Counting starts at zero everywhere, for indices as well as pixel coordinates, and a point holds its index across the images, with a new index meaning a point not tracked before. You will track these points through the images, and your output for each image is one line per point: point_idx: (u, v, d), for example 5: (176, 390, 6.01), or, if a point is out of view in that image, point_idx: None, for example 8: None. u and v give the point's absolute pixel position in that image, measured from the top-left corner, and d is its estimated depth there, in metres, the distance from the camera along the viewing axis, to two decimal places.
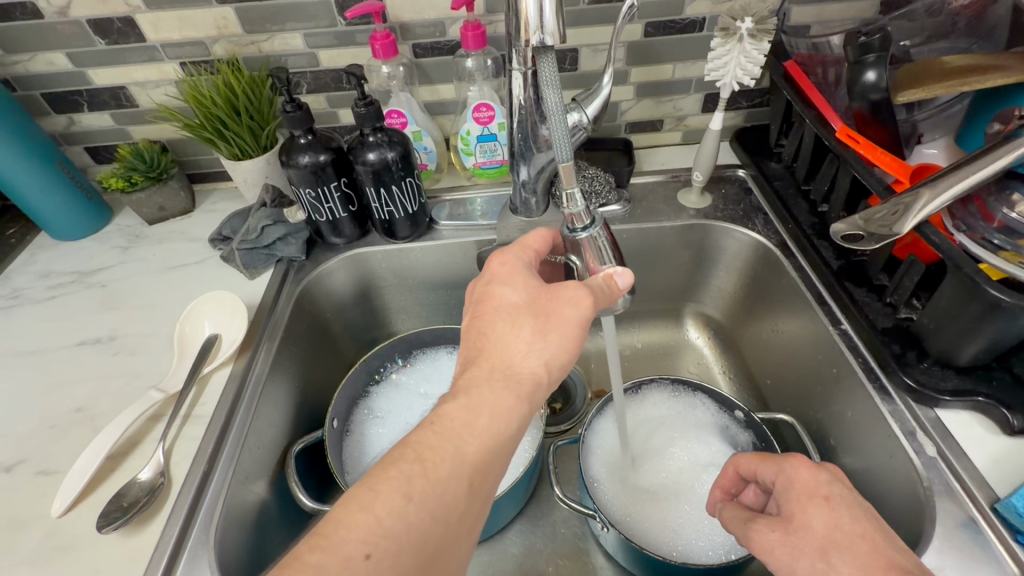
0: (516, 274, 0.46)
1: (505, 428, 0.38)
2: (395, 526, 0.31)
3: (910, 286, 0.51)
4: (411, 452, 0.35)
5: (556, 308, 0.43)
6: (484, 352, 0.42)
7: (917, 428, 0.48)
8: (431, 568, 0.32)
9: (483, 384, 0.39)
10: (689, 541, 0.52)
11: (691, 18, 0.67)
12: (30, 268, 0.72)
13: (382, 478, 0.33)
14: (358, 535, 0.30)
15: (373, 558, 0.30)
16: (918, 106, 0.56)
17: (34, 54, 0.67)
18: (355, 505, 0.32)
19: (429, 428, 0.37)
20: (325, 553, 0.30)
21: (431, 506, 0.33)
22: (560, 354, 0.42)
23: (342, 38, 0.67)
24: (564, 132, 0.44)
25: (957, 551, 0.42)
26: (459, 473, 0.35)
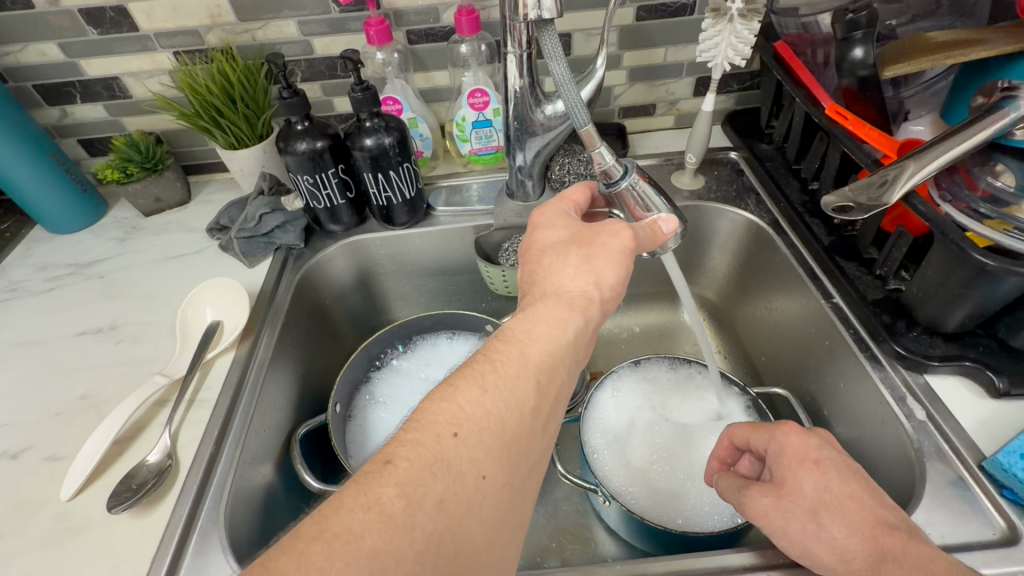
0: (556, 219, 0.47)
1: (564, 335, 0.39)
2: (476, 411, 0.33)
3: (899, 257, 0.52)
4: (481, 355, 0.37)
5: (596, 240, 0.44)
6: (535, 282, 0.43)
7: (907, 394, 0.50)
8: (513, 450, 0.34)
9: (537, 303, 0.41)
10: (692, 509, 0.54)
11: (682, 1, 0.68)
12: (26, 261, 0.72)
13: (458, 377, 0.35)
14: (444, 418, 0.33)
15: (461, 437, 0.32)
16: (903, 82, 0.58)
17: (25, 45, 0.67)
18: (437, 397, 0.34)
19: (496, 337, 0.38)
20: (419, 431, 0.32)
21: (503, 397, 0.35)
22: (609, 276, 0.43)
23: (336, 26, 0.68)
24: (578, 100, 0.45)
25: (947, 509, 0.43)
26: (526, 371, 0.36)
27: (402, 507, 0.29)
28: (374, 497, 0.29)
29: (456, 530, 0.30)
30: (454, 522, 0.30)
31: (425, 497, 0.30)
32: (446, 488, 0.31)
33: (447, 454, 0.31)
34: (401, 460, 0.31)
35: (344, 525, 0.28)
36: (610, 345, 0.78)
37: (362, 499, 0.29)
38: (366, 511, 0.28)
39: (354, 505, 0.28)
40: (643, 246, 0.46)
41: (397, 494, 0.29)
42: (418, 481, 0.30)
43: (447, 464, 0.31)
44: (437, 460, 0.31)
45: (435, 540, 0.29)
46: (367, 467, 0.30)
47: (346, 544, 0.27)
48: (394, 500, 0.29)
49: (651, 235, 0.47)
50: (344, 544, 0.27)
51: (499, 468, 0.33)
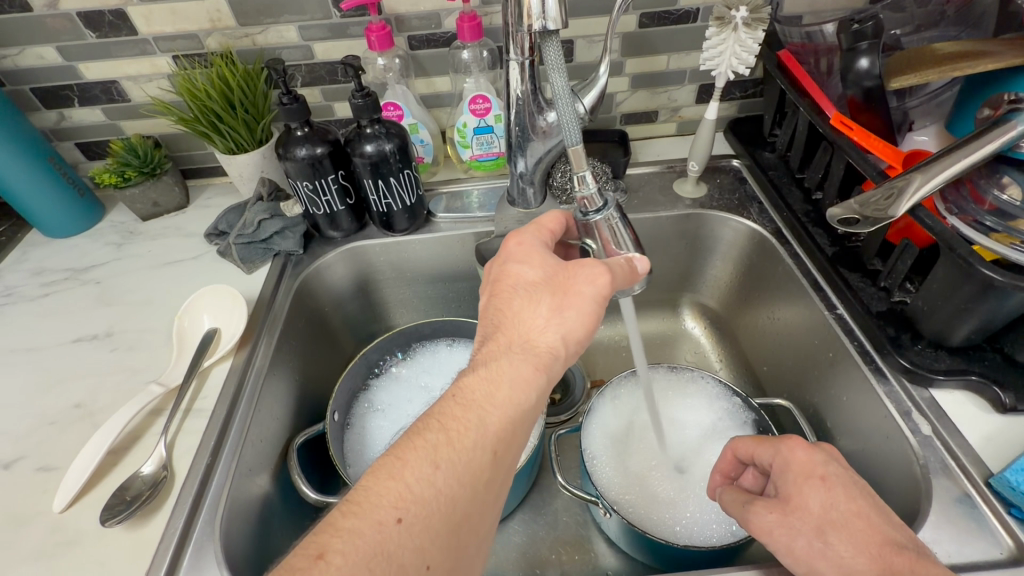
0: (533, 253, 0.45)
1: (524, 399, 0.39)
2: (424, 492, 0.33)
3: (903, 269, 0.52)
4: (435, 423, 0.36)
5: (572, 286, 0.43)
6: (501, 328, 0.42)
7: (912, 408, 0.49)
8: (461, 531, 0.34)
9: (500, 358, 0.40)
10: (691, 517, 0.53)
11: (685, 9, 0.67)
12: (22, 266, 0.71)
13: (408, 449, 0.34)
14: (388, 501, 0.32)
15: (405, 523, 0.31)
16: (908, 93, 0.57)
17: (23, 48, 0.66)
18: (383, 473, 0.33)
19: (451, 399, 0.37)
20: (359, 517, 0.31)
21: (456, 474, 0.34)
22: (578, 328, 0.42)
23: (336, 31, 0.67)
24: (573, 116, 0.45)
25: (953, 526, 0.43)
26: (482, 441, 0.36)
27: None
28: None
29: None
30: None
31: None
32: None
33: (388, 545, 0.31)
34: (334, 556, 0.29)
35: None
36: (610, 353, 0.77)
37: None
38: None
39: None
40: (618, 285, 0.45)
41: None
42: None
43: (387, 556, 0.30)
44: (376, 553, 0.30)
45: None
46: (298, 563, 0.29)
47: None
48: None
49: (626, 273, 0.47)
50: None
51: (444, 554, 0.32)
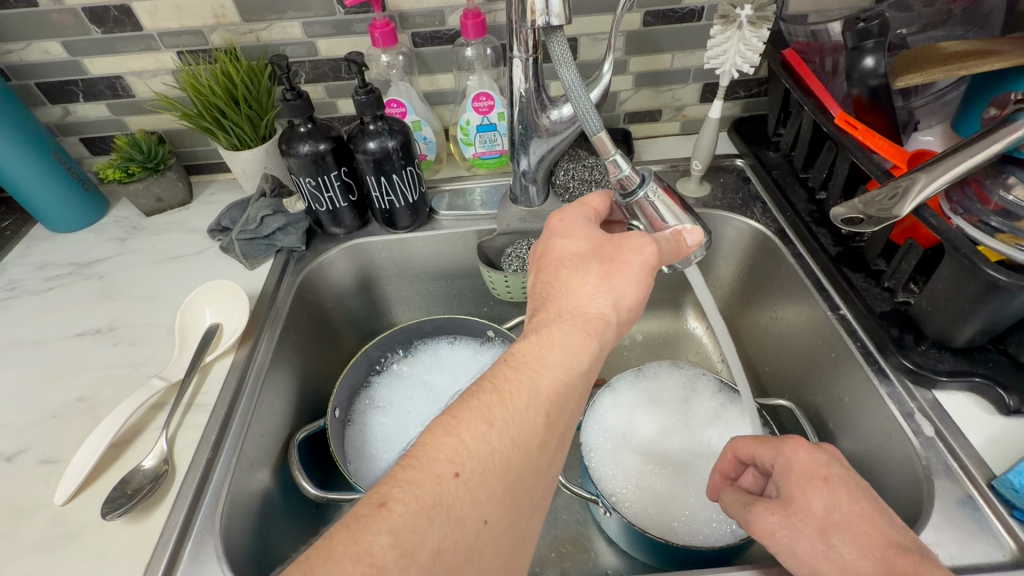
0: (577, 227, 0.46)
1: (578, 364, 0.38)
2: (479, 449, 0.33)
3: (908, 269, 0.52)
4: (489, 384, 0.36)
5: (619, 255, 0.42)
6: (552, 295, 0.41)
7: (915, 409, 0.49)
8: (516, 490, 0.34)
9: (552, 324, 0.39)
10: (691, 515, 0.53)
11: (690, 7, 0.67)
12: (25, 260, 0.71)
13: (463, 408, 0.34)
14: (445, 457, 0.32)
15: (462, 477, 0.32)
16: (914, 93, 0.57)
17: (28, 43, 0.66)
18: (440, 431, 0.33)
19: (504, 363, 0.37)
20: (417, 470, 0.31)
21: (511, 435, 0.34)
22: (629, 295, 0.41)
23: (340, 27, 0.67)
24: (590, 105, 0.44)
25: (955, 529, 0.43)
26: (535, 405, 0.35)
27: (395, 558, 0.28)
28: (366, 546, 0.28)
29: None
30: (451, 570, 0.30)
31: (419, 548, 0.29)
32: (444, 536, 0.30)
33: (446, 498, 0.31)
34: (395, 504, 0.30)
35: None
36: (611, 352, 0.77)
37: (352, 548, 0.28)
38: (355, 563, 0.27)
39: (344, 554, 0.27)
40: (667, 258, 0.45)
41: (390, 543, 0.28)
42: (415, 529, 0.29)
43: (446, 508, 0.30)
44: (434, 504, 0.30)
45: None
46: (359, 511, 0.29)
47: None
48: (386, 549, 0.28)
49: (677, 244, 0.46)
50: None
51: (499, 511, 0.33)
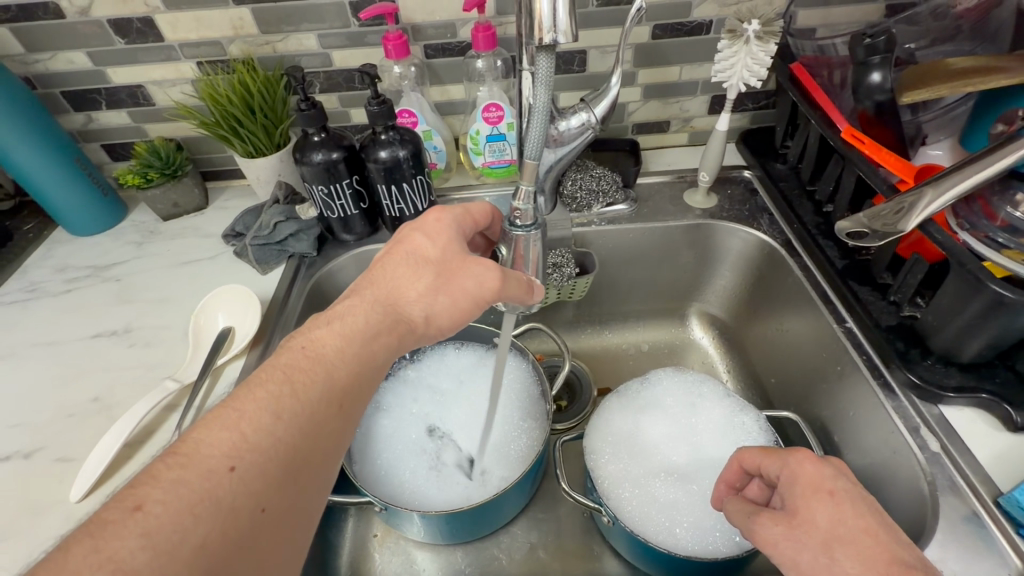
0: (442, 232, 0.46)
1: (372, 362, 0.40)
2: (263, 442, 0.32)
3: (914, 284, 0.52)
4: (281, 374, 0.36)
5: (457, 277, 0.44)
6: (377, 290, 0.43)
7: (920, 424, 0.49)
8: (301, 474, 0.34)
9: (361, 315, 0.41)
10: (695, 521, 0.53)
11: (698, 21, 0.68)
12: (46, 263, 0.73)
13: (248, 400, 0.34)
14: (221, 451, 0.31)
15: (238, 471, 0.31)
16: (921, 108, 0.57)
17: (54, 53, 0.68)
18: (216, 425, 0.32)
19: (301, 355, 0.38)
20: (184, 470, 0.30)
21: (299, 423, 0.34)
22: (444, 314, 0.44)
23: (354, 39, 0.69)
24: (540, 133, 0.50)
25: (960, 545, 0.42)
26: (326, 396, 0.36)
27: (146, 559, 0.26)
28: (110, 552, 0.25)
29: (221, 570, 0.28)
30: (219, 562, 0.28)
31: (180, 544, 0.27)
32: (211, 528, 0.28)
33: (216, 491, 0.29)
34: (154, 506, 0.28)
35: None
36: (616, 361, 0.77)
37: (93, 556, 0.25)
38: (95, 571, 0.25)
39: (84, 565, 0.25)
40: (507, 298, 0.46)
41: (142, 545, 0.26)
42: (175, 526, 0.27)
43: (215, 503, 0.29)
44: (203, 499, 0.29)
45: None
46: (107, 516, 0.27)
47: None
48: (136, 552, 0.26)
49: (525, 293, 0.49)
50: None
51: (279, 496, 0.32)
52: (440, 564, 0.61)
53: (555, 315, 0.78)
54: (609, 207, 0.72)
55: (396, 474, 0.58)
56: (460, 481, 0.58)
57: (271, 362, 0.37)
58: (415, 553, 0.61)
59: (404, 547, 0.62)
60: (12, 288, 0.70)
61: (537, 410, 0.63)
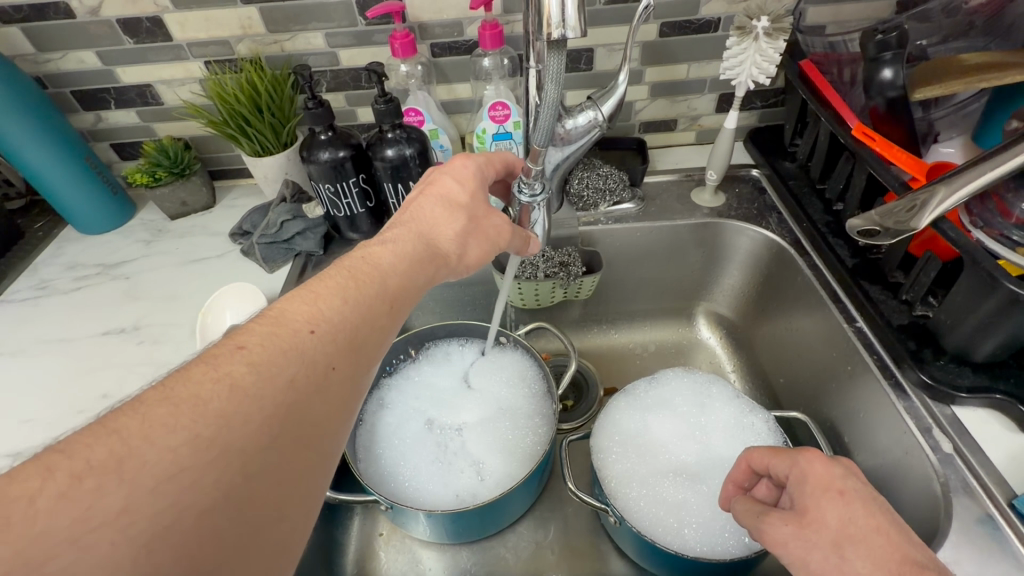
0: (472, 178, 0.46)
1: (418, 279, 0.40)
2: (333, 317, 0.33)
3: (926, 282, 0.51)
4: (346, 270, 0.37)
5: (485, 220, 0.45)
6: (420, 218, 0.43)
7: (933, 425, 0.48)
8: (364, 351, 0.35)
9: (408, 240, 0.41)
10: (702, 522, 0.53)
11: (707, 18, 0.67)
12: (56, 260, 0.74)
13: (320, 285, 0.35)
14: (302, 316, 0.32)
15: (317, 334, 0.32)
16: (934, 105, 0.56)
17: (64, 53, 0.69)
18: (297, 300, 0.34)
19: (359, 261, 0.38)
20: (274, 325, 0.31)
21: (362, 309, 0.35)
22: (474, 252, 0.45)
23: (361, 38, 0.69)
24: (549, 123, 0.50)
25: (975, 547, 0.42)
26: (383, 294, 0.37)
27: (252, 381, 0.28)
28: (223, 373, 0.28)
29: (306, 405, 0.30)
30: (301, 400, 0.30)
31: (276, 372, 0.29)
32: (299, 370, 0.30)
33: (300, 344, 0.31)
34: (253, 345, 0.30)
35: (190, 390, 0.27)
36: (623, 360, 0.77)
37: (211, 374, 0.28)
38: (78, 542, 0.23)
39: (202, 378, 0.27)
40: (511, 247, 0.49)
41: (248, 371, 0.28)
42: (272, 364, 0.29)
43: (301, 354, 0.31)
44: (291, 348, 0.30)
45: (281, 411, 0.29)
46: (214, 350, 0.29)
47: (193, 406, 0.26)
48: (244, 372, 0.28)
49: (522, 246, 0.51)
50: (191, 406, 0.26)
51: (349, 363, 0.33)
52: (446, 562, 0.61)
53: (561, 314, 0.78)
54: (616, 206, 0.71)
55: (401, 473, 0.58)
56: (467, 476, 0.58)
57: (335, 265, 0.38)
58: (421, 552, 0.61)
59: (410, 546, 0.62)
60: (22, 286, 0.71)
61: (545, 407, 0.62)
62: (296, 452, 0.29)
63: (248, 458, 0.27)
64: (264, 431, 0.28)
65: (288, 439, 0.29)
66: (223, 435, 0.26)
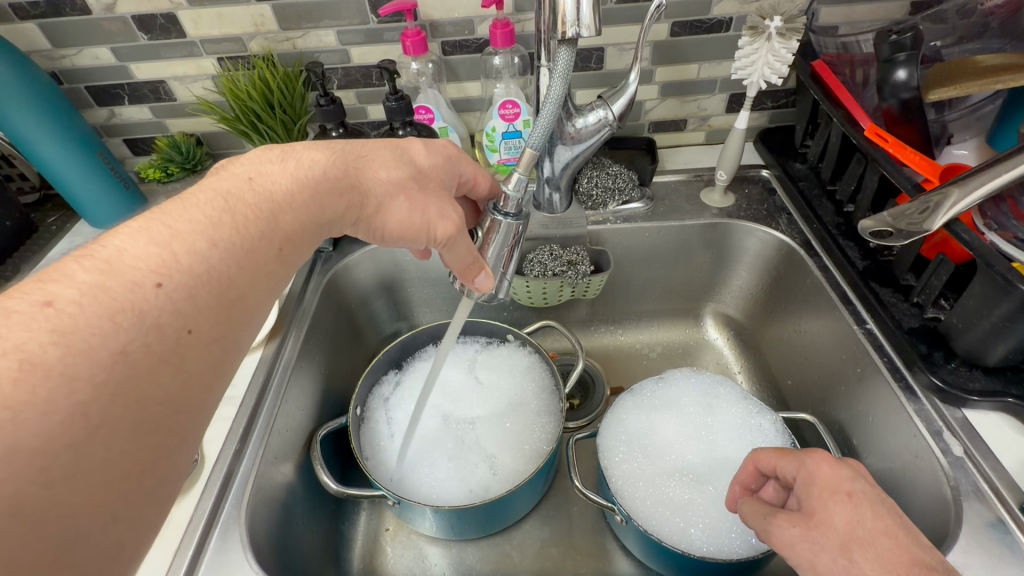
0: (441, 155, 0.48)
1: (316, 216, 0.41)
2: (195, 265, 0.33)
3: (938, 285, 0.51)
4: (224, 203, 0.37)
5: (434, 190, 0.47)
6: (347, 153, 0.45)
7: (943, 428, 0.48)
8: (232, 307, 0.35)
9: (321, 172, 0.42)
10: (709, 522, 0.53)
11: (718, 18, 0.67)
12: (69, 254, 0.75)
13: (181, 220, 0.34)
14: (147, 266, 0.31)
15: (166, 289, 0.31)
16: (947, 106, 0.56)
17: (80, 49, 0.70)
18: (144, 240, 0.32)
19: (247, 184, 0.39)
20: (108, 277, 0.29)
21: (232, 256, 0.35)
22: (395, 214, 0.45)
23: (373, 36, 0.69)
24: (546, 127, 0.47)
25: (984, 550, 0.42)
26: (269, 236, 0.38)
27: (58, 357, 0.26)
28: (19, 346, 0.25)
29: (140, 381, 0.29)
30: (141, 371, 0.29)
31: (98, 348, 0.27)
32: (134, 337, 0.29)
33: (141, 303, 0.30)
34: (67, 305, 0.27)
35: None
36: (630, 360, 0.77)
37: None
38: None
39: None
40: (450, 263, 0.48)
41: (53, 342, 0.26)
42: (91, 328, 0.27)
43: (142, 315, 0.29)
44: (126, 309, 0.29)
45: (103, 387, 0.27)
46: (11, 309, 0.26)
47: None
48: (46, 347, 0.26)
49: (467, 269, 0.48)
50: None
51: (209, 324, 0.33)
52: (451, 559, 0.61)
53: (568, 314, 0.78)
54: (625, 205, 0.71)
55: (412, 471, 0.59)
56: (477, 470, 0.58)
57: (214, 185, 0.38)
58: (427, 548, 0.62)
59: (415, 541, 0.62)
60: (36, 279, 0.72)
61: (553, 404, 0.63)
62: (125, 433, 0.28)
63: (52, 459, 0.25)
64: (76, 423, 0.26)
65: (115, 424, 0.27)
66: (10, 433, 0.24)
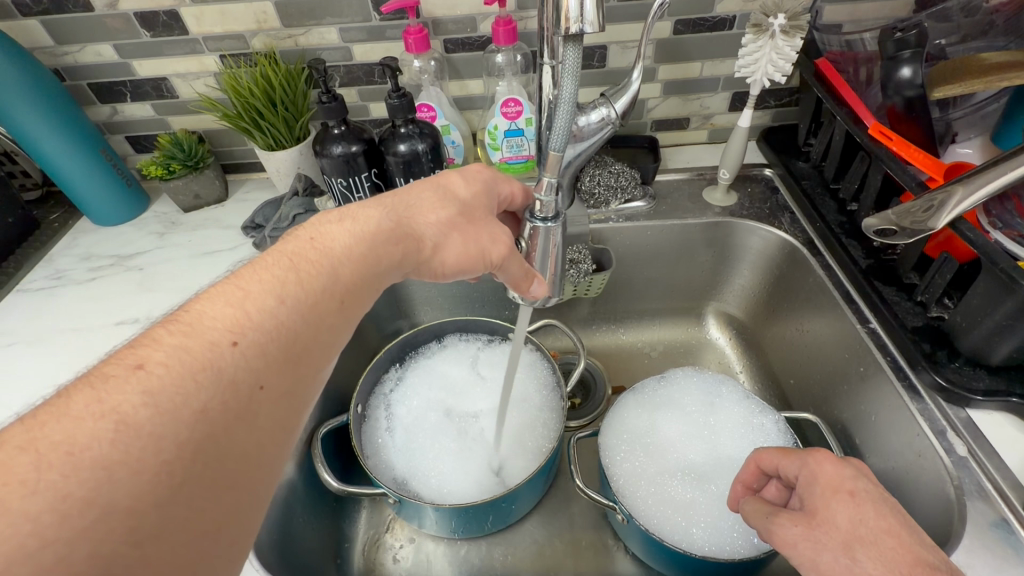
0: (479, 182, 0.46)
1: (377, 264, 0.38)
2: (264, 321, 0.31)
3: (942, 284, 0.51)
4: (286, 261, 0.34)
5: (482, 222, 0.44)
6: (397, 204, 0.42)
7: (947, 427, 0.48)
8: (300, 363, 0.32)
9: (376, 219, 0.39)
10: (711, 521, 0.53)
11: (721, 16, 0.67)
12: (72, 251, 0.75)
13: (252, 280, 0.32)
14: (222, 324, 0.29)
15: (241, 347, 0.29)
16: (952, 105, 0.56)
17: (82, 46, 0.70)
18: (220, 301, 0.31)
19: (308, 244, 0.36)
20: (186, 337, 0.28)
21: (302, 309, 0.33)
22: (452, 252, 0.42)
23: (375, 33, 0.69)
24: (565, 127, 0.48)
25: (988, 551, 0.41)
26: (332, 288, 0.35)
27: (147, 417, 0.25)
28: (111, 403, 0.24)
29: (220, 441, 0.27)
30: (218, 430, 0.27)
31: (181, 407, 0.26)
32: (212, 397, 0.27)
33: (217, 362, 0.28)
34: (155, 366, 0.26)
35: (64, 430, 0.23)
36: (631, 359, 0.77)
37: (93, 406, 0.24)
38: None
39: (82, 412, 0.24)
40: (503, 273, 0.46)
41: (143, 403, 0.25)
42: (173, 389, 0.26)
43: (217, 373, 0.28)
44: (204, 367, 0.27)
45: (190, 451, 0.26)
46: (108, 371, 0.26)
47: (64, 454, 0.23)
48: (137, 406, 0.25)
49: (521, 278, 0.47)
50: (62, 453, 0.23)
51: (280, 377, 0.31)
52: (452, 557, 0.61)
53: (570, 312, 0.77)
54: (627, 204, 0.71)
55: (414, 469, 0.58)
56: (479, 464, 0.59)
57: (276, 249, 0.35)
58: (428, 547, 0.62)
59: (415, 540, 0.62)
60: (38, 275, 0.72)
61: (553, 401, 0.63)
62: (211, 497, 0.26)
63: (142, 517, 0.23)
64: (161, 482, 0.24)
65: (197, 484, 0.25)
66: (104, 493, 0.23)
